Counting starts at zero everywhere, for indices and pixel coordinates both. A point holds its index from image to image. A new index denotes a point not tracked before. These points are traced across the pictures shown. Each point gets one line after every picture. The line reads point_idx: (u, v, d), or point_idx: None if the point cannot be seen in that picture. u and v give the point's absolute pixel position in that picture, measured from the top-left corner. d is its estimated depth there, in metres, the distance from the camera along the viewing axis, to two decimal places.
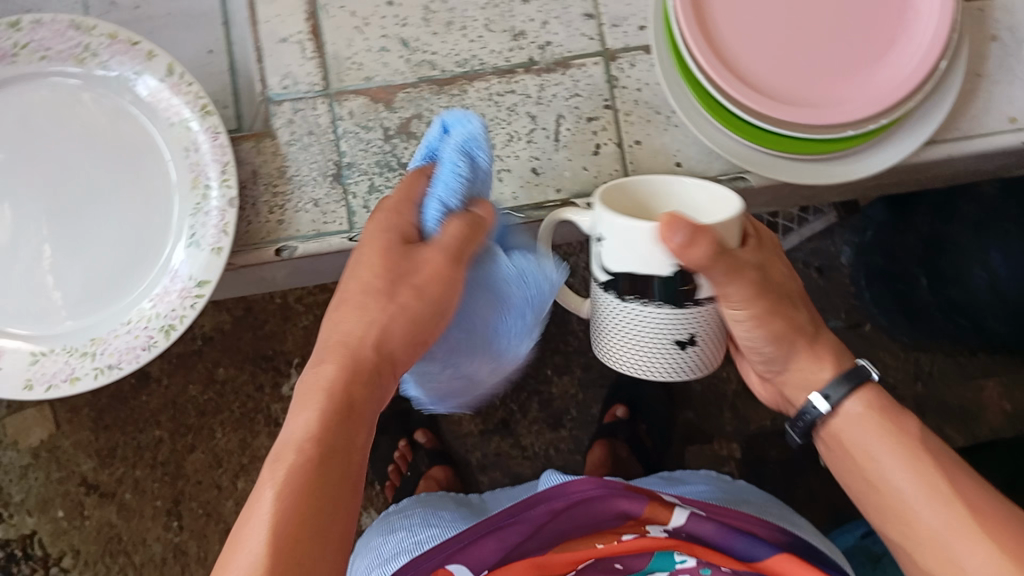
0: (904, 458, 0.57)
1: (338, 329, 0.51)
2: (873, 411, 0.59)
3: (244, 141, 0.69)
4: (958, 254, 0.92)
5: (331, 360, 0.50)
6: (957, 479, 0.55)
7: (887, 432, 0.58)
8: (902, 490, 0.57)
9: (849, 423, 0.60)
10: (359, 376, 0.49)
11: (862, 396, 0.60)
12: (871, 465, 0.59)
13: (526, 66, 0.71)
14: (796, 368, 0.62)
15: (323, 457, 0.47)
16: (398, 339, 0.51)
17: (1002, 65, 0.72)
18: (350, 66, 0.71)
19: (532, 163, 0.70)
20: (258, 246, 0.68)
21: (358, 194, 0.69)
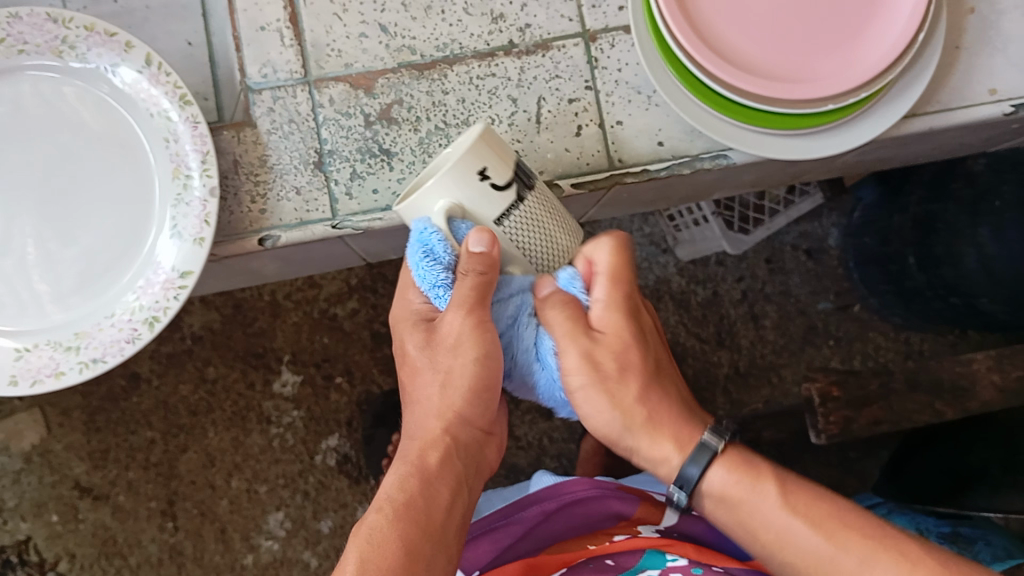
0: (788, 518, 0.55)
1: (413, 417, 0.59)
2: (737, 476, 0.57)
3: (224, 130, 0.69)
4: (948, 233, 0.93)
5: (412, 437, 0.57)
6: (842, 523, 0.55)
7: (761, 494, 0.56)
8: (798, 543, 0.55)
9: (721, 497, 0.57)
10: (431, 440, 0.56)
11: (722, 465, 0.57)
12: (766, 529, 0.55)
13: (506, 48, 0.71)
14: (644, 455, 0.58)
15: (403, 505, 0.53)
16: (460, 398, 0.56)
17: (980, 37, 0.73)
18: (329, 53, 0.70)
19: (514, 146, 0.70)
20: (242, 236, 0.68)
21: (340, 181, 0.69)
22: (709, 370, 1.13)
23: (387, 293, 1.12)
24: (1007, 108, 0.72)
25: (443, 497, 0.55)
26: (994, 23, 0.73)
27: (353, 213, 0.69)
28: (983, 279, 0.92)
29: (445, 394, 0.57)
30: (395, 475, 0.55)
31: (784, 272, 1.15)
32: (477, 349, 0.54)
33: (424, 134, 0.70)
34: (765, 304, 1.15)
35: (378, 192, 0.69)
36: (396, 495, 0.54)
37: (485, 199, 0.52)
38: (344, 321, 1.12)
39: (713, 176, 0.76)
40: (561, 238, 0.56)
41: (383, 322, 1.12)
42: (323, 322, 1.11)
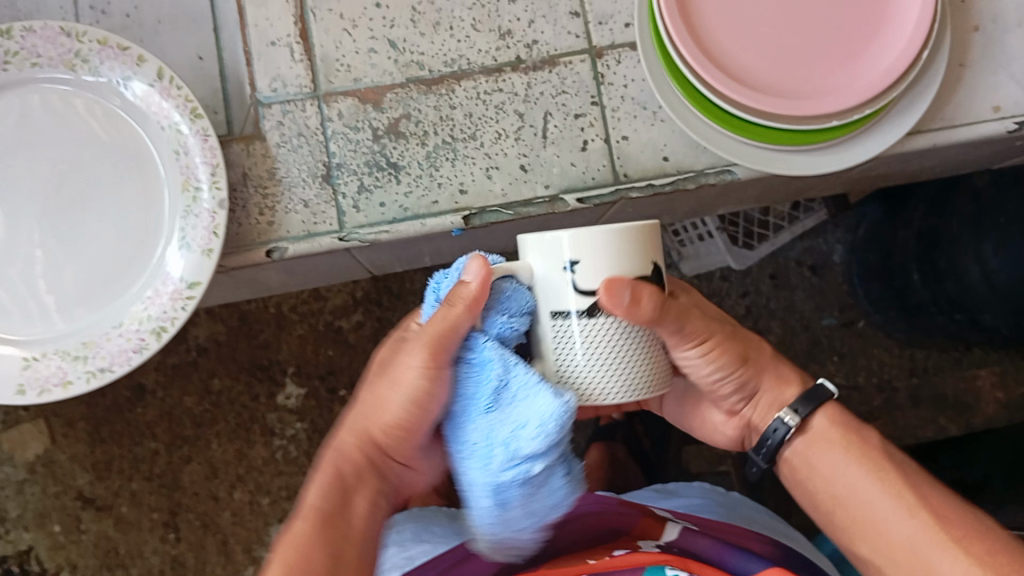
0: (863, 474, 0.58)
1: (340, 429, 0.59)
2: (837, 425, 0.60)
3: (234, 144, 0.69)
4: (953, 246, 0.94)
5: (332, 452, 0.57)
6: (921, 490, 0.57)
7: (850, 449, 0.58)
8: (868, 500, 0.57)
9: (814, 441, 0.60)
10: (349, 463, 0.56)
11: (826, 413, 0.60)
12: (839, 477, 0.58)
13: (513, 64, 0.72)
14: (765, 389, 0.61)
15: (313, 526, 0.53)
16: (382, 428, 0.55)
17: (984, 55, 0.73)
18: (338, 68, 0.71)
19: (521, 160, 0.71)
20: (249, 248, 0.68)
21: (348, 194, 0.70)
22: None
23: (391, 306, 1.12)
24: (1011, 125, 0.73)
25: (347, 521, 0.55)
26: (998, 42, 0.73)
27: (360, 226, 0.69)
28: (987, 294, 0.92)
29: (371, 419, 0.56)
30: (311, 491, 0.55)
31: (788, 287, 1.16)
32: (411, 390, 0.52)
33: (431, 148, 0.70)
34: (769, 320, 1.15)
35: (385, 206, 0.70)
36: (307, 515, 0.54)
37: (560, 287, 0.49)
38: (348, 333, 1.12)
39: (717, 192, 0.76)
40: (621, 376, 0.50)
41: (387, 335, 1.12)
42: (328, 335, 1.12)
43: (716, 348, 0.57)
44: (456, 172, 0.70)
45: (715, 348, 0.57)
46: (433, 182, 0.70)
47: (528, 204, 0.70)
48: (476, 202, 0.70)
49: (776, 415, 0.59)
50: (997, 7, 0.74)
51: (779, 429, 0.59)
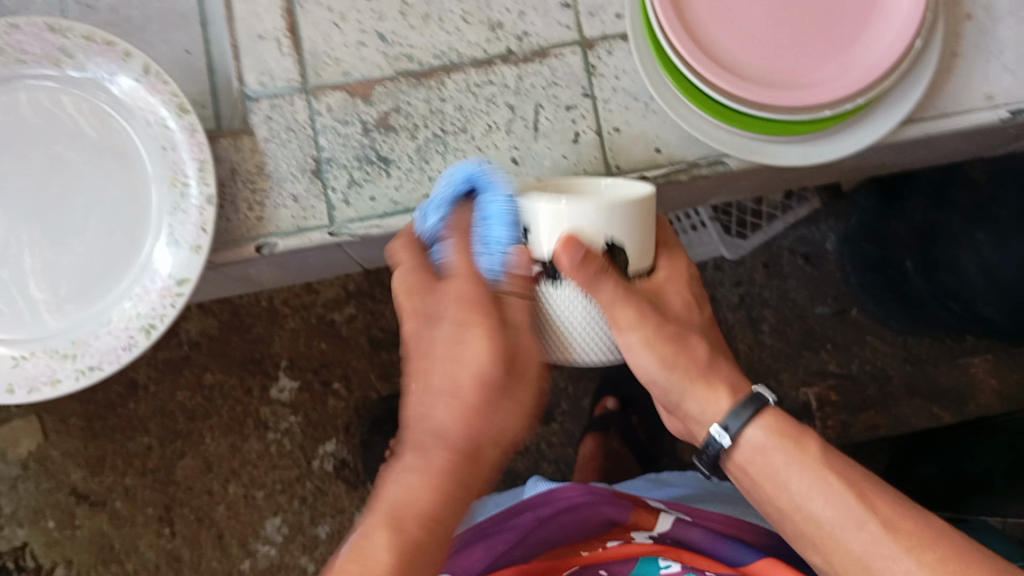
0: (810, 486, 0.55)
1: (427, 411, 0.54)
2: (777, 436, 0.57)
3: (222, 139, 0.68)
4: (950, 241, 0.94)
5: (426, 441, 0.53)
6: (867, 497, 0.55)
7: (794, 460, 0.56)
8: (816, 517, 0.55)
9: (755, 454, 0.57)
10: (463, 462, 0.53)
11: (763, 422, 0.57)
12: (784, 494, 0.56)
13: (503, 56, 0.71)
14: (692, 398, 0.58)
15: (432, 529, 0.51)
16: (449, 418, 0.53)
17: (977, 43, 0.73)
18: (327, 61, 0.70)
19: (512, 153, 0.70)
20: (239, 243, 0.68)
21: (338, 189, 0.69)
22: None
23: (384, 299, 1.11)
24: (1004, 113, 0.72)
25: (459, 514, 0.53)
26: (991, 30, 0.73)
27: (351, 220, 0.69)
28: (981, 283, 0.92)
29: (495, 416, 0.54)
30: (426, 489, 0.52)
31: (782, 276, 1.15)
32: (470, 372, 0.53)
33: (422, 142, 0.70)
34: (762, 309, 1.15)
35: (376, 200, 0.69)
36: (428, 521, 0.51)
37: None
38: (341, 326, 1.11)
39: (710, 183, 0.76)
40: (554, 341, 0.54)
41: (380, 328, 1.11)
42: (321, 328, 1.11)
43: (645, 347, 0.56)
44: (447, 165, 0.70)
45: (642, 343, 0.55)
46: (424, 175, 0.70)
47: None
48: None
49: (710, 430, 0.57)
50: None
51: (713, 444, 0.58)
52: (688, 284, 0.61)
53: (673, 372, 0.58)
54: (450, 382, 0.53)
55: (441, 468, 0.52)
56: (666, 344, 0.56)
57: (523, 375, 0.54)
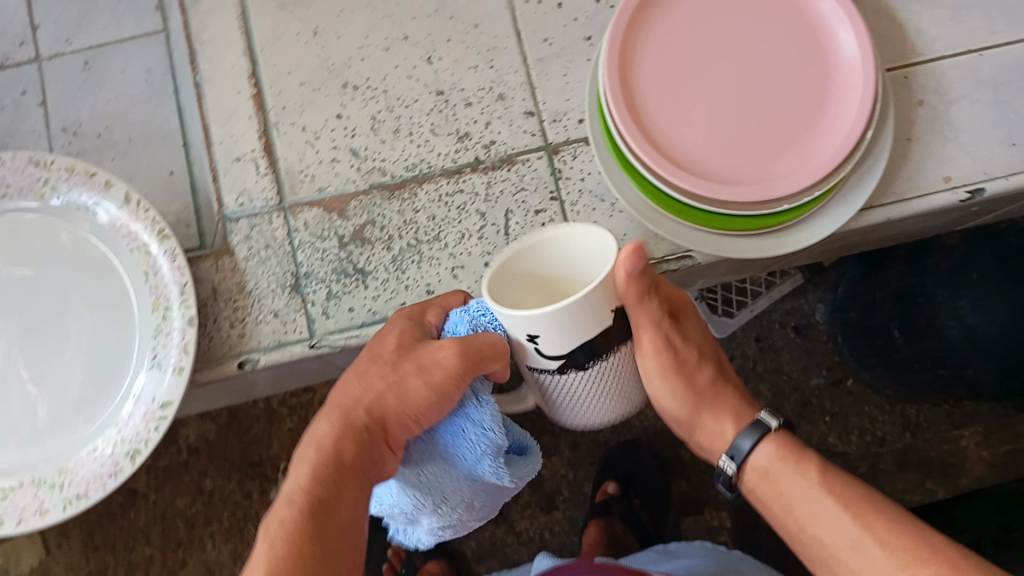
0: (814, 506, 0.59)
1: (338, 391, 0.59)
2: (779, 459, 0.62)
3: (204, 260, 0.70)
4: (931, 306, 0.97)
5: (325, 414, 0.57)
6: (869, 517, 0.57)
7: (795, 478, 0.61)
8: (821, 534, 0.58)
9: (761, 478, 0.63)
10: (355, 429, 0.55)
11: (767, 446, 0.63)
12: (800, 518, 0.60)
13: (473, 165, 0.73)
14: (704, 425, 0.66)
15: (308, 502, 0.53)
16: (350, 389, 0.57)
17: (933, 127, 0.74)
18: (303, 178, 0.72)
19: (486, 258, 0.72)
20: (220, 361, 0.69)
21: (317, 302, 0.70)
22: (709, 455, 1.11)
23: None
24: (963, 194, 0.73)
25: (349, 466, 0.54)
26: (943, 112, 0.75)
27: (330, 331, 0.70)
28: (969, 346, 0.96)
29: (373, 395, 0.56)
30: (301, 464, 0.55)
31: (774, 349, 1.16)
32: (380, 347, 0.58)
33: (397, 252, 0.71)
34: (757, 382, 1.15)
35: (354, 310, 0.70)
36: (298, 489, 0.54)
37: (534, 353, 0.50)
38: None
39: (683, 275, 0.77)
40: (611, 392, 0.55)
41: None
42: None
43: (660, 380, 0.61)
44: (422, 273, 0.71)
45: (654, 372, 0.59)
46: (400, 284, 0.71)
47: None
48: None
49: (721, 460, 0.64)
50: (942, 81, 0.75)
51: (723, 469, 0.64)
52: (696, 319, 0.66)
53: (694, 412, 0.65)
54: (360, 362, 0.58)
55: (321, 441, 0.55)
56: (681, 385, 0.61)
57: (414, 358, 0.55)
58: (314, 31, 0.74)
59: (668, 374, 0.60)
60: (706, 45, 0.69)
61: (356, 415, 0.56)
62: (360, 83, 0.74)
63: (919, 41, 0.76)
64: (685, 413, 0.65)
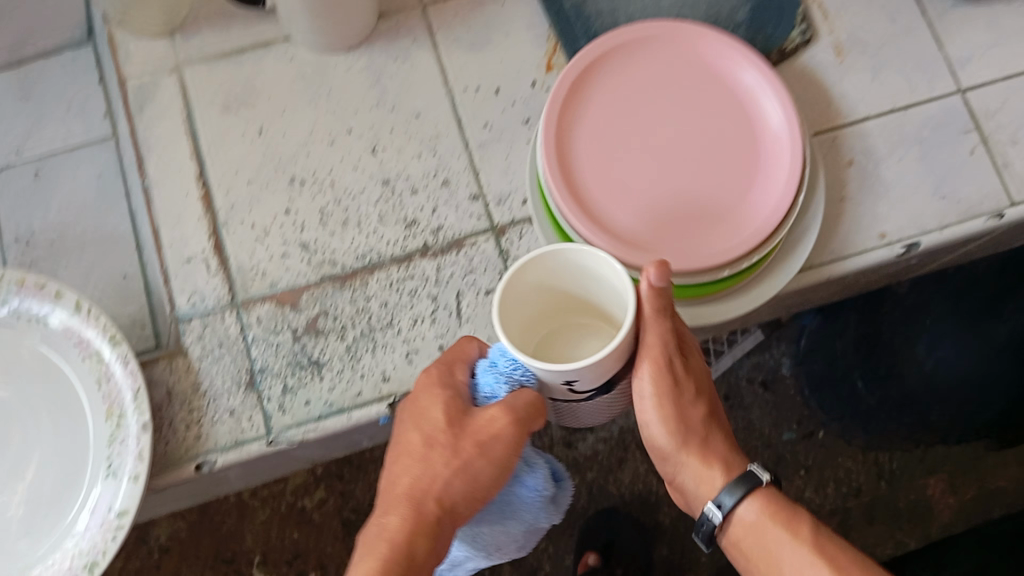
0: (799, 568, 0.56)
1: (394, 474, 0.56)
2: (767, 517, 0.58)
3: (157, 362, 0.70)
4: (893, 352, 1.03)
5: (389, 502, 0.55)
6: None
7: (781, 537, 0.57)
8: None
9: (748, 531, 0.58)
10: (425, 518, 0.53)
11: (756, 501, 0.58)
12: (776, 573, 0.57)
13: (422, 250, 0.74)
14: (692, 471, 0.59)
15: None
16: (411, 471, 0.55)
17: (864, 186, 0.77)
18: (254, 274, 0.72)
19: (439, 340, 0.72)
20: (178, 464, 0.68)
21: (273, 397, 0.70)
22: (687, 517, 1.10)
23: (353, 477, 1.10)
24: (900, 249, 0.76)
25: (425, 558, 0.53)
26: (872, 171, 0.77)
27: (287, 426, 0.69)
28: (932, 391, 1.01)
29: (438, 483, 0.54)
30: (369, 567, 0.52)
31: (743, 407, 1.16)
32: (430, 417, 0.55)
33: (351, 341, 0.72)
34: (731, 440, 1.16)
35: (311, 402, 0.70)
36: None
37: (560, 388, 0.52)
38: (312, 513, 1.10)
39: None
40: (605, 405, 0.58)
41: (351, 509, 1.10)
42: (292, 516, 1.10)
43: (654, 404, 0.57)
44: (377, 361, 0.71)
45: (653, 391, 0.56)
46: (356, 373, 0.71)
47: None
48: (399, 387, 0.71)
49: (704, 508, 0.58)
50: (868, 141, 0.78)
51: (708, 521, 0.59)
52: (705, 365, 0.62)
53: (680, 452, 0.58)
54: (412, 437, 0.56)
55: (392, 534, 0.53)
56: (676, 418, 0.57)
57: (479, 438, 0.53)
58: (259, 130, 0.75)
59: (666, 399, 0.56)
60: (636, 131, 0.72)
61: (423, 508, 0.53)
62: (306, 178, 0.75)
63: (844, 104, 0.79)
64: (672, 453, 0.59)
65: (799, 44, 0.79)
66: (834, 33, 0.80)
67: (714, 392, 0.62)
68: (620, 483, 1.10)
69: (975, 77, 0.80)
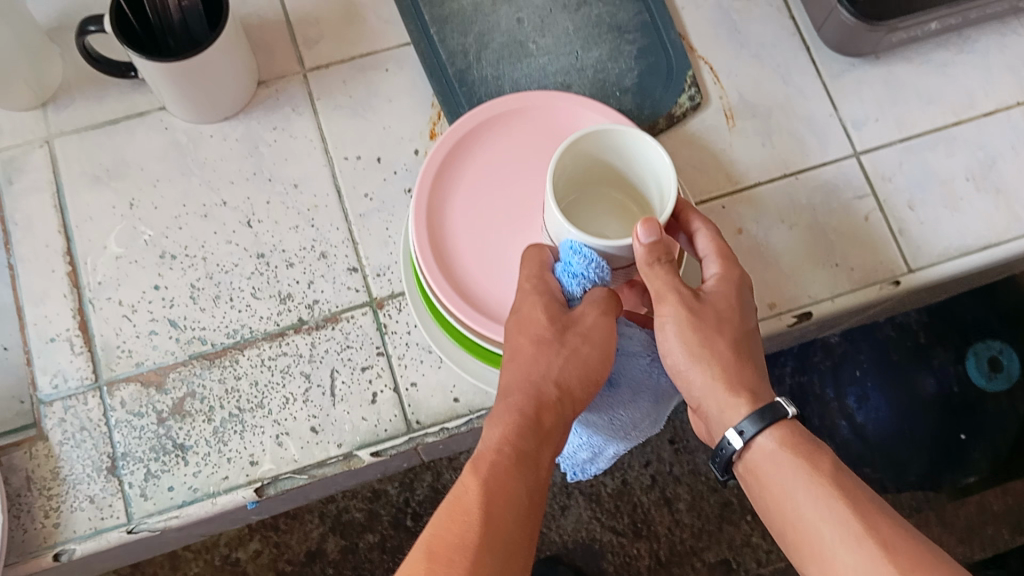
0: (813, 503, 0.51)
1: (507, 371, 0.57)
2: (786, 446, 0.54)
3: (17, 449, 0.68)
4: (821, 404, 1.02)
5: (508, 390, 0.55)
6: (877, 521, 0.50)
7: (798, 470, 0.52)
8: (815, 528, 0.51)
9: (766, 460, 0.54)
10: (543, 399, 0.54)
11: (776, 431, 0.54)
12: (788, 502, 0.52)
13: (295, 326, 0.72)
14: (716, 396, 0.56)
15: (519, 462, 0.52)
16: (527, 359, 0.56)
17: (755, 255, 0.75)
18: (120, 354, 0.71)
19: (311, 422, 0.70)
20: (35, 554, 0.66)
21: (135, 483, 0.68)
22: (630, 564, 1.05)
23: (289, 528, 1.03)
24: (790, 319, 0.74)
25: (548, 436, 0.54)
26: (766, 235, 0.76)
27: (148, 513, 0.67)
28: (863, 447, 1.00)
29: (553, 367, 0.55)
30: (505, 425, 0.53)
31: (690, 450, 1.09)
32: (535, 312, 0.57)
33: (218, 423, 0.69)
34: (676, 485, 1.08)
35: (174, 488, 0.68)
36: (510, 450, 0.52)
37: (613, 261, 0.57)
38: (246, 565, 1.02)
39: None
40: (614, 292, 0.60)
41: (287, 561, 1.03)
42: (228, 568, 1.02)
43: (675, 332, 0.56)
44: (245, 443, 0.69)
45: (670, 327, 0.56)
46: (223, 457, 0.69)
47: (321, 465, 0.69)
48: (268, 471, 0.69)
49: (726, 433, 0.55)
50: (760, 206, 0.76)
51: (727, 447, 0.55)
52: (742, 294, 0.59)
53: (704, 376, 0.56)
54: (520, 337, 0.57)
55: (516, 409, 0.54)
56: (700, 344, 0.55)
57: (582, 330, 0.55)
58: (130, 203, 0.74)
59: (685, 327, 0.56)
60: (516, 202, 0.71)
61: (543, 387, 0.55)
62: (178, 253, 0.73)
63: (735, 169, 0.77)
64: (694, 380, 0.56)
65: (687, 110, 0.78)
66: (724, 97, 0.79)
67: (752, 319, 0.59)
68: (563, 530, 1.06)
69: (870, 139, 0.78)
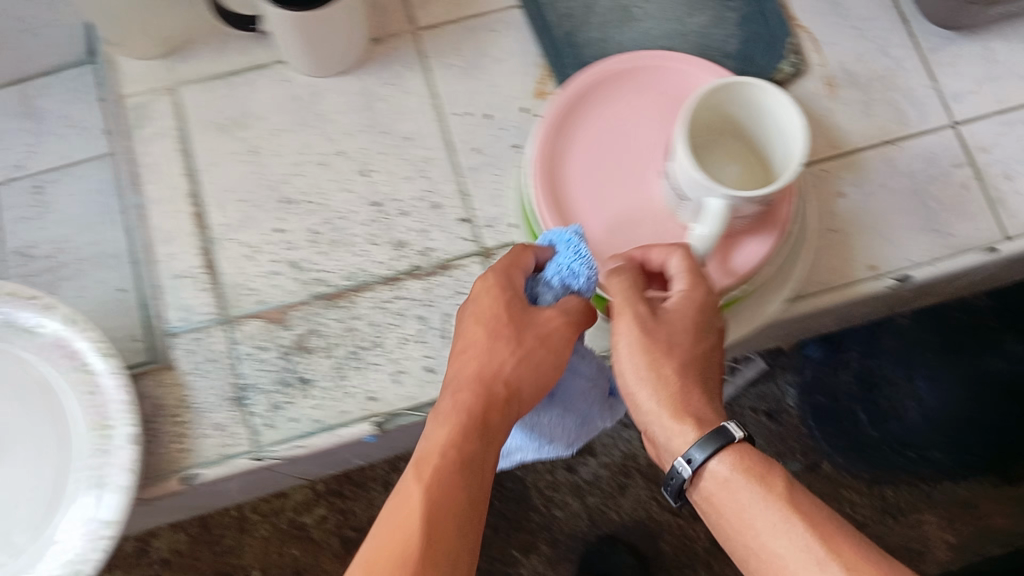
0: (774, 530, 0.53)
1: (459, 365, 0.57)
2: (739, 472, 0.55)
3: (146, 376, 0.71)
4: (892, 387, 1.03)
5: (455, 385, 0.55)
6: (839, 543, 0.51)
7: (755, 495, 0.54)
8: (778, 555, 0.52)
9: (721, 487, 0.55)
10: (490, 398, 0.55)
11: (728, 456, 0.55)
12: (749, 528, 0.54)
13: (410, 271, 0.75)
14: (663, 422, 0.56)
15: (461, 467, 0.53)
16: (480, 355, 0.56)
17: (853, 219, 0.77)
18: (245, 291, 0.74)
19: (426, 362, 0.73)
20: (163, 477, 0.69)
21: (259, 413, 0.71)
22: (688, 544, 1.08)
23: (353, 495, 1.07)
24: (891, 280, 0.75)
25: (490, 437, 0.54)
26: (865, 199, 0.77)
27: (273, 442, 0.70)
28: (926, 429, 1.02)
29: (505, 368, 0.55)
30: (451, 427, 0.53)
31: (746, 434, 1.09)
32: (491, 309, 0.57)
33: (338, 359, 0.72)
34: None
35: (297, 419, 0.71)
36: (455, 454, 0.53)
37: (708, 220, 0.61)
38: (311, 529, 1.06)
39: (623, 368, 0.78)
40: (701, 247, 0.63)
41: (352, 527, 1.06)
42: (292, 533, 1.06)
43: (628, 351, 0.57)
44: (363, 380, 0.72)
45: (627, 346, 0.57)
46: (342, 392, 0.72)
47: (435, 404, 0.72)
48: (384, 407, 0.71)
49: (676, 462, 0.56)
50: (859, 171, 0.78)
51: (678, 474, 0.56)
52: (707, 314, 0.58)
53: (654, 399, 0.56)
54: (477, 333, 0.57)
55: (462, 408, 0.54)
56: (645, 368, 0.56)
57: (540, 331, 0.56)
58: (252, 150, 0.78)
59: (637, 346, 0.57)
60: (629, 156, 0.73)
61: (490, 391, 0.55)
62: (298, 198, 0.77)
63: (835, 135, 0.79)
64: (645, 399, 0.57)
65: (788, 76, 0.80)
66: (825, 66, 0.81)
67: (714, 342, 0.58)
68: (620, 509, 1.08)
69: (968, 112, 0.80)
